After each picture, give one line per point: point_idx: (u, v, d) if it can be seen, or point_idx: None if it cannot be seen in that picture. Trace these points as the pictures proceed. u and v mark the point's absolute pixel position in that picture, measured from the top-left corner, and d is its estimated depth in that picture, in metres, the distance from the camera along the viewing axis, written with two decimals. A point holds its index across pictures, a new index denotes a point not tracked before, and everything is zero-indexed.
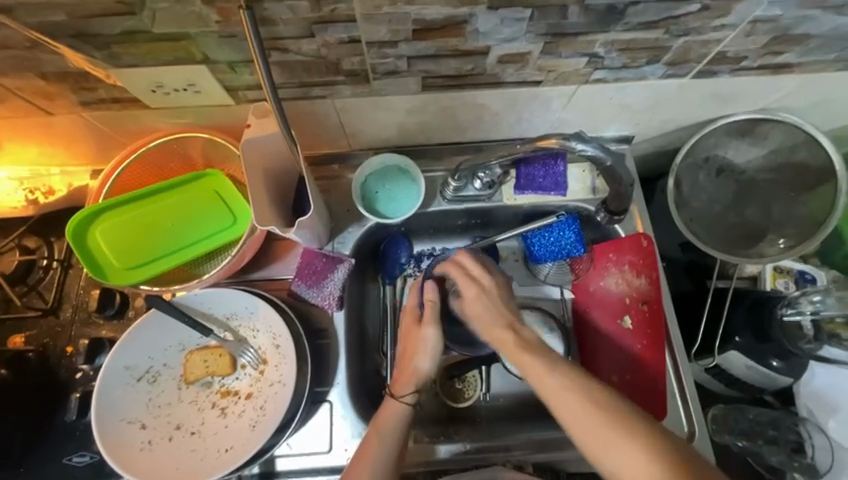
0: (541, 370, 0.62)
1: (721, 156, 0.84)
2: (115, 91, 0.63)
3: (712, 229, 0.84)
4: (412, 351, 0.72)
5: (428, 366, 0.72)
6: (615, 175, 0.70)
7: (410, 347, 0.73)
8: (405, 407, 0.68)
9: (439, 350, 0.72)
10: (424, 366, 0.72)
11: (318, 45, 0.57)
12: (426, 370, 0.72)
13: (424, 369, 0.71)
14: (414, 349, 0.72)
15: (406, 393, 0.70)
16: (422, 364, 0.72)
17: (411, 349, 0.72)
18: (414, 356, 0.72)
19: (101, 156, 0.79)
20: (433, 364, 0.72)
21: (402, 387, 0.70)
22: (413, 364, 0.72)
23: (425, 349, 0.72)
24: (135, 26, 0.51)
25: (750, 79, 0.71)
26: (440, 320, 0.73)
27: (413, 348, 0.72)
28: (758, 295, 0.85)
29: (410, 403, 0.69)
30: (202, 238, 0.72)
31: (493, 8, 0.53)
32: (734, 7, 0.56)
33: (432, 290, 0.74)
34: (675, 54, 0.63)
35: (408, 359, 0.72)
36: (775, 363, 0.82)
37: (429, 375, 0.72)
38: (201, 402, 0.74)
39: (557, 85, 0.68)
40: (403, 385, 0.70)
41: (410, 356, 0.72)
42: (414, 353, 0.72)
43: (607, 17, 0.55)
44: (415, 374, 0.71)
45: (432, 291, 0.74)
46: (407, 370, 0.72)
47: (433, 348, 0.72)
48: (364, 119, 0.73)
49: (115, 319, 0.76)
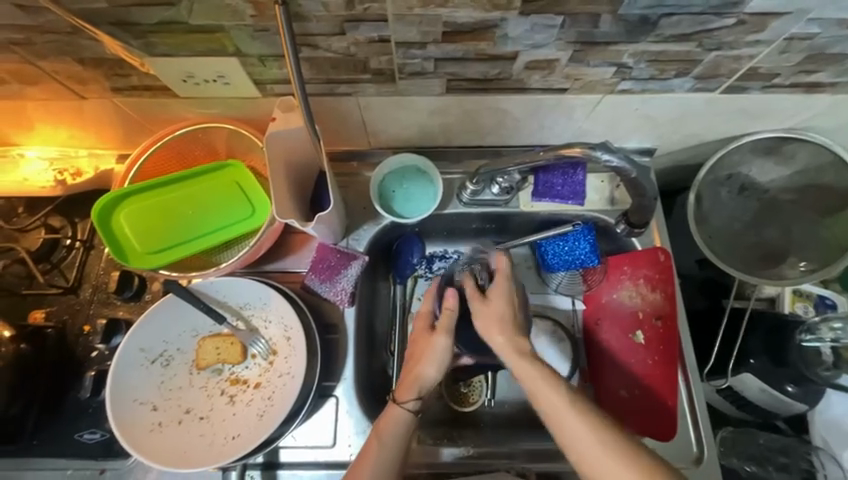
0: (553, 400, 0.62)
1: (745, 174, 0.83)
2: (147, 79, 0.64)
3: (732, 248, 0.83)
4: (419, 357, 0.70)
5: (433, 375, 0.69)
6: (638, 186, 0.69)
7: (419, 355, 0.71)
8: (405, 413, 0.67)
9: (447, 362, 0.70)
10: (429, 374, 0.69)
11: (348, 43, 0.57)
12: (430, 378, 0.69)
13: (429, 377, 0.69)
14: (421, 354, 0.70)
15: (408, 399, 0.68)
16: (427, 373, 0.69)
17: (418, 355, 0.71)
18: (419, 362, 0.70)
19: (127, 141, 0.81)
20: (438, 373, 0.69)
21: (404, 393, 0.68)
22: (418, 370, 0.70)
23: (433, 357, 0.69)
24: (173, 17, 0.52)
25: (781, 97, 0.69)
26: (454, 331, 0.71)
27: (420, 354, 0.70)
28: (776, 318, 0.83)
29: (410, 410, 0.67)
30: (221, 227, 0.73)
31: (525, 14, 0.53)
32: (770, 23, 0.55)
33: (452, 299, 0.71)
34: (705, 68, 0.62)
35: (414, 365, 0.70)
36: (790, 389, 0.79)
37: (434, 385, 0.70)
38: (211, 389, 0.75)
39: (582, 94, 0.68)
40: (405, 391, 0.68)
41: (417, 361, 0.70)
42: (420, 360, 0.70)
43: (639, 28, 0.55)
44: (419, 381, 0.69)
45: (453, 301, 0.72)
46: (410, 375, 0.70)
47: (441, 357, 0.69)
48: (386, 118, 0.74)
49: (132, 301, 0.77)
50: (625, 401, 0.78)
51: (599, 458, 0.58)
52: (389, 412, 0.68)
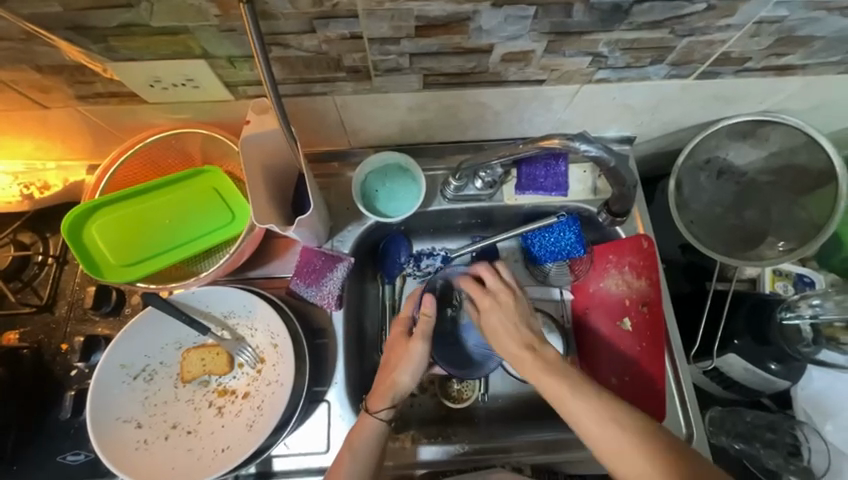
0: (541, 372, 0.66)
1: (722, 158, 0.85)
2: (111, 85, 0.61)
3: (711, 231, 0.85)
4: (394, 364, 0.71)
5: (408, 382, 0.71)
6: (616, 176, 0.69)
7: (396, 363, 0.71)
8: (377, 422, 0.67)
9: (422, 370, 0.71)
10: (405, 381, 0.70)
11: (319, 41, 0.55)
12: (406, 385, 0.70)
13: (404, 384, 0.70)
14: (397, 362, 0.71)
15: (382, 408, 0.68)
16: (402, 379, 0.70)
17: (394, 362, 0.72)
18: (395, 370, 0.71)
19: (97, 151, 0.78)
20: (413, 380, 0.71)
21: (377, 402, 0.69)
22: (393, 377, 0.70)
23: (407, 364, 0.71)
24: (133, 19, 0.50)
25: (753, 81, 0.70)
26: (430, 337, 0.72)
27: (396, 361, 0.71)
28: (757, 298, 0.85)
29: (384, 419, 0.68)
30: (200, 235, 0.71)
31: (497, 6, 0.51)
32: (741, 7, 0.54)
33: (429, 305, 0.73)
34: (679, 55, 0.62)
35: (389, 373, 0.71)
36: (773, 366, 0.81)
37: (408, 391, 0.70)
38: (198, 401, 0.73)
39: (559, 85, 0.68)
40: (379, 399, 0.69)
41: (395, 365, 0.71)
42: (395, 367, 0.71)
43: (611, 16, 0.54)
44: (394, 388, 0.69)
45: (429, 306, 0.73)
46: (386, 382, 0.70)
47: (416, 364, 0.70)
48: (366, 117, 0.73)
49: (111, 316, 0.75)
50: (616, 388, 0.79)
51: (605, 432, 0.59)
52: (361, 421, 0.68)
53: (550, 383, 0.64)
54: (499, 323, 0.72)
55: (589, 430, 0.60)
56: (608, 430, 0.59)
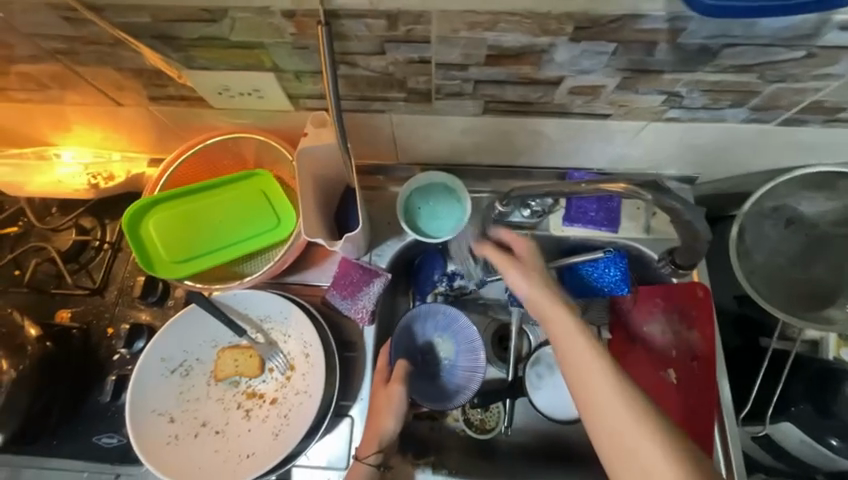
0: (564, 326, 0.62)
1: (792, 208, 0.79)
2: (183, 89, 0.64)
3: (773, 284, 0.80)
4: (377, 411, 0.70)
5: (392, 427, 0.69)
6: (689, 228, 0.64)
7: (377, 411, 0.70)
8: (367, 468, 0.67)
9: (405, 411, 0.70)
10: (390, 427, 0.69)
11: (387, 63, 0.54)
12: (390, 431, 0.69)
13: (388, 430, 0.69)
14: (379, 409, 0.70)
15: (369, 454, 0.68)
16: (386, 425, 0.69)
17: (376, 409, 0.70)
18: (378, 416, 0.70)
19: (159, 146, 0.81)
20: (398, 425, 0.70)
21: (366, 448, 0.69)
22: (377, 424, 0.70)
23: (390, 409, 0.70)
24: (214, 32, 0.51)
25: (842, 132, 0.64)
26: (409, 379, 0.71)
27: (377, 408, 0.70)
28: (822, 365, 0.76)
29: (373, 464, 0.68)
30: (247, 239, 0.72)
31: (576, 41, 0.49)
32: (845, 58, 0.49)
33: None
34: (763, 100, 0.58)
35: (373, 420, 0.70)
36: (834, 442, 0.75)
37: (395, 435, 0.70)
38: (227, 401, 0.73)
39: (625, 121, 0.65)
40: (366, 447, 0.69)
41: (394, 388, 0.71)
42: (378, 413, 0.70)
43: (697, 58, 0.50)
44: (379, 434, 0.69)
45: None
46: (371, 429, 0.70)
47: (399, 409, 0.70)
48: (419, 135, 0.72)
49: (155, 306, 0.78)
50: None
51: (617, 411, 0.55)
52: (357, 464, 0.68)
53: (569, 341, 0.61)
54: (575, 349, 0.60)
55: (604, 421, 0.56)
56: (622, 413, 0.55)
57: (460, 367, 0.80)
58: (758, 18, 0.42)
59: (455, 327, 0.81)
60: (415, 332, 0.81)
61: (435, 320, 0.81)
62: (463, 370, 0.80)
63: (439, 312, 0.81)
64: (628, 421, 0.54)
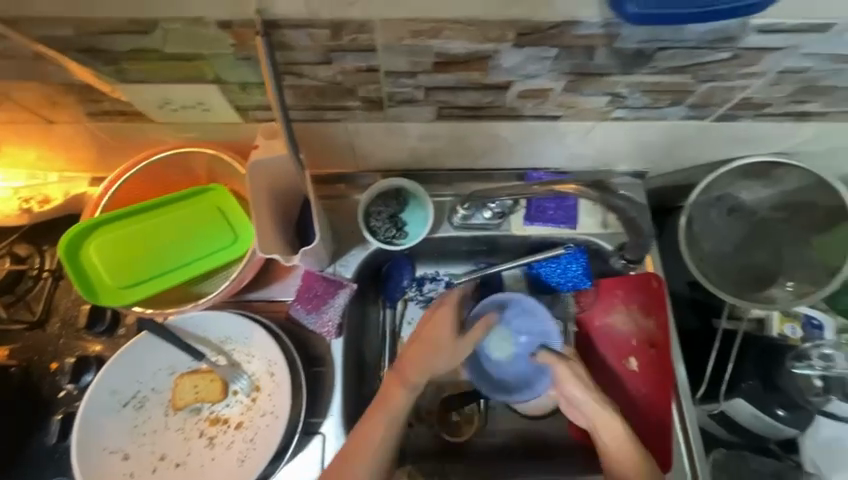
0: (419, 341, 0.72)
1: (734, 196, 0.84)
2: (119, 104, 0.60)
3: (721, 269, 0.84)
4: (430, 342, 0.72)
5: (440, 366, 0.72)
6: (634, 225, 0.75)
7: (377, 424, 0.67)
8: (406, 391, 0.69)
9: (456, 356, 0.73)
10: (440, 364, 0.72)
11: (335, 72, 0.53)
12: (438, 368, 0.72)
13: (438, 367, 0.71)
14: (430, 344, 0.72)
15: (415, 378, 0.70)
16: (437, 363, 0.72)
17: (430, 340, 0.72)
18: (430, 352, 0.72)
19: (101, 164, 0.76)
20: (449, 364, 0.72)
21: (409, 374, 0.70)
22: (430, 356, 0.72)
23: (446, 340, 0.73)
24: (146, 45, 0.48)
25: (771, 126, 0.69)
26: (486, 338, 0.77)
27: (432, 346, 0.72)
28: (765, 342, 0.83)
29: (415, 391, 0.69)
30: (201, 258, 0.69)
31: (519, 46, 0.49)
32: (765, 57, 0.53)
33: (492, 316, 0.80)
34: (699, 98, 0.61)
35: (425, 352, 0.71)
36: (779, 413, 0.80)
37: (438, 374, 0.72)
38: (188, 431, 0.69)
39: (574, 121, 0.66)
40: (413, 371, 0.70)
41: (424, 352, 0.71)
42: (431, 350, 0.72)
43: (634, 60, 0.52)
44: (429, 366, 0.71)
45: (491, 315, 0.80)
46: (418, 354, 0.71)
47: (458, 353, 0.73)
48: (376, 143, 0.72)
49: (104, 335, 0.73)
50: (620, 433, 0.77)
51: (616, 430, 0.70)
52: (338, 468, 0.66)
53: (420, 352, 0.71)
54: (579, 388, 0.73)
55: (605, 435, 0.70)
56: (622, 437, 0.69)
57: (526, 358, 0.83)
58: (685, 23, 0.43)
59: (539, 322, 0.82)
60: (493, 315, 0.83)
61: (501, 310, 0.83)
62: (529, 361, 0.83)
63: (520, 303, 0.83)
64: (625, 438, 0.69)
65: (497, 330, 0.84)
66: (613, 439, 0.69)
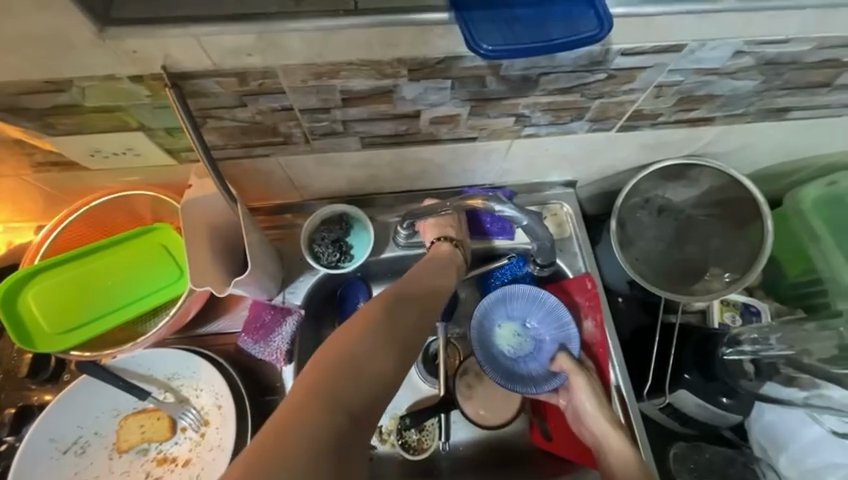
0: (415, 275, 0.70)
1: (660, 197, 0.90)
2: (52, 155, 0.63)
3: (656, 267, 0.89)
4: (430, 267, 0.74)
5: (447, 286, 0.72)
6: (534, 231, 0.72)
7: (392, 306, 0.61)
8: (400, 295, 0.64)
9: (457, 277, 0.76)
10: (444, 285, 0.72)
11: (252, 113, 0.58)
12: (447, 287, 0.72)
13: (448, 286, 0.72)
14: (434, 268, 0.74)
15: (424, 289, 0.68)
16: (443, 282, 0.72)
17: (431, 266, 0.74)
18: (432, 274, 0.72)
19: (45, 213, 0.78)
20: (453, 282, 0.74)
21: (414, 286, 0.68)
22: (434, 276, 0.72)
23: (445, 267, 0.75)
24: (67, 101, 0.52)
25: (670, 132, 0.76)
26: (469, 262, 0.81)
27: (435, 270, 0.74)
28: (701, 333, 0.87)
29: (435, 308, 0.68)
30: (143, 296, 0.70)
31: (415, 80, 0.55)
32: (638, 75, 0.60)
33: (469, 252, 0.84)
34: (595, 113, 0.67)
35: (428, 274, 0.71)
36: (724, 400, 0.84)
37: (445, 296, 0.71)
38: (134, 473, 0.70)
39: (492, 140, 0.72)
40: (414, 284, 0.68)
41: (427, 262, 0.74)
42: (425, 275, 0.71)
43: (523, 85, 0.59)
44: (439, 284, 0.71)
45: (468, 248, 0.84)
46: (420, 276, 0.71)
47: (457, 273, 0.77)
48: (313, 173, 0.75)
49: (48, 383, 0.73)
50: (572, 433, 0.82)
51: (614, 438, 0.72)
52: (354, 323, 0.57)
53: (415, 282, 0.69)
54: (588, 400, 0.77)
55: (607, 441, 0.72)
56: (617, 442, 0.72)
57: (539, 356, 0.85)
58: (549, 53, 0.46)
59: (559, 324, 0.84)
60: (507, 312, 0.86)
61: (523, 305, 0.85)
62: (543, 362, 0.85)
63: (543, 300, 0.84)
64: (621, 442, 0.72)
65: (517, 326, 0.86)
66: (612, 444, 0.72)
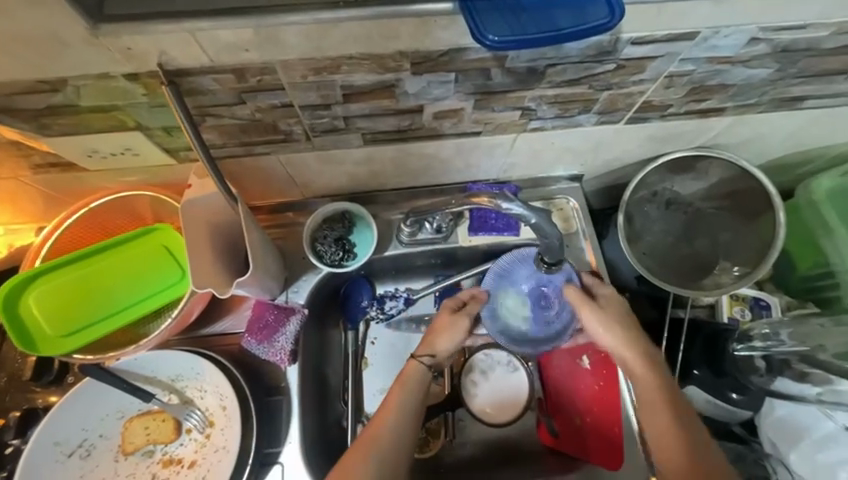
0: (436, 332, 0.76)
1: (669, 190, 0.88)
2: (50, 156, 0.62)
3: (665, 261, 0.87)
4: (438, 329, 0.76)
5: (446, 349, 0.75)
6: (541, 229, 0.63)
7: (408, 386, 0.71)
8: (421, 366, 0.73)
9: (461, 340, 0.76)
10: (444, 346, 0.75)
11: (251, 110, 0.56)
12: (442, 351, 0.75)
13: (443, 348, 0.75)
14: (441, 328, 0.76)
15: (425, 355, 0.74)
16: (442, 345, 0.75)
17: (438, 327, 0.76)
18: (439, 334, 0.75)
19: (45, 215, 0.77)
20: (451, 347, 0.75)
21: (422, 350, 0.75)
22: (435, 340, 0.75)
23: (452, 334, 0.76)
24: (62, 101, 0.51)
25: (680, 123, 0.74)
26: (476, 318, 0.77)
27: (440, 328, 0.76)
28: (712, 328, 0.85)
29: (427, 363, 0.74)
30: (144, 299, 0.69)
31: (418, 73, 0.53)
32: (648, 65, 0.58)
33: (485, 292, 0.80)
34: (603, 105, 0.65)
35: (434, 334, 0.76)
36: (734, 396, 0.82)
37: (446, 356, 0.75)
38: (140, 475, 0.70)
39: (496, 135, 0.70)
40: (425, 348, 0.75)
41: (434, 334, 0.76)
42: (438, 332, 0.76)
43: (529, 77, 0.57)
44: (433, 347, 0.75)
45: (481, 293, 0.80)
46: (426, 341, 0.76)
47: (457, 334, 0.76)
48: (314, 171, 0.74)
49: (53, 385, 0.72)
50: (580, 428, 0.83)
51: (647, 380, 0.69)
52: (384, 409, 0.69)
53: (432, 344, 0.75)
54: (606, 335, 0.73)
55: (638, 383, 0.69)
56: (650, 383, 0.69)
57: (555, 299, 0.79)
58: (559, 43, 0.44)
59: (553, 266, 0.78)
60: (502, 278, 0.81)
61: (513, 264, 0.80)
62: (555, 310, 0.80)
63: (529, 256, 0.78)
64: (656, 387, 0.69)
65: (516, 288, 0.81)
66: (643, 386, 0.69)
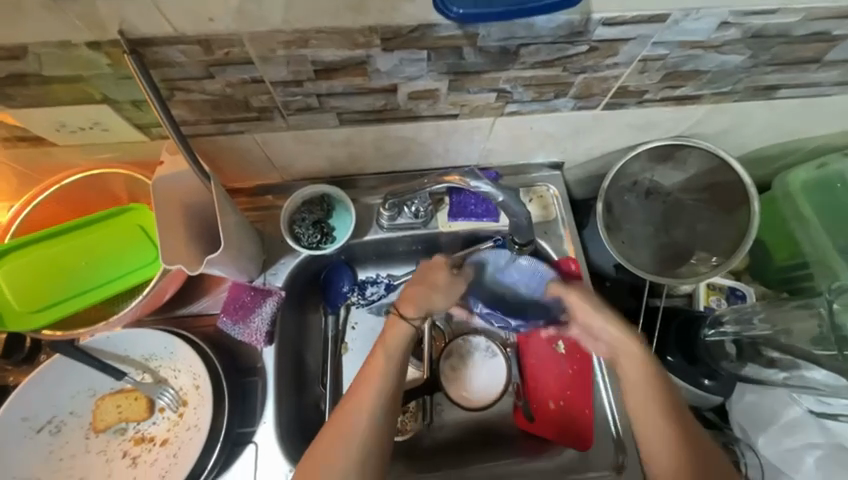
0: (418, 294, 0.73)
1: (648, 180, 0.88)
2: (16, 130, 0.61)
3: (643, 250, 0.88)
4: (429, 289, 0.74)
5: (442, 304, 0.75)
6: (508, 207, 0.65)
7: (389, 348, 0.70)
8: (410, 325, 0.72)
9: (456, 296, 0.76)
10: (438, 303, 0.75)
11: (222, 85, 0.56)
12: (439, 308, 0.75)
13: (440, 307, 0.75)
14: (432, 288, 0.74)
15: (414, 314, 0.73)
16: (437, 302, 0.75)
17: (429, 284, 0.74)
18: (432, 293, 0.74)
19: (16, 193, 0.76)
20: (446, 303, 0.75)
21: (409, 307, 0.73)
22: (430, 300, 0.74)
23: (445, 292, 0.75)
24: (24, 69, 0.50)
25: (657, 111, 0.74)
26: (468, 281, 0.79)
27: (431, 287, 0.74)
28: (686, 315, 0.88)
29: (415, 325, 0.73)
30: (117, 277, 0.69)
31: (389, 50, 0.53)
32: (621, 48, 0.58)
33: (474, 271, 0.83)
34: (578, 89, 0.65)
35: (428, 290, 0.74)
36: (706, 382, 0.84)
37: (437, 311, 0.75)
38: (111, 452, 0.71)
39: (473, 118, 0.70)
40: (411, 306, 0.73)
41: (426, 292, 0.74)
42: (429, 291, 0.74)
43: (502, 57, 0.57)
44: (429, 304, 0.74)
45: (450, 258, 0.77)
46: (419, 294, 0.73)
47: (453, 294, 0.76)
48: (292, 152, 0.73)
49: (24, 364, 0.72)
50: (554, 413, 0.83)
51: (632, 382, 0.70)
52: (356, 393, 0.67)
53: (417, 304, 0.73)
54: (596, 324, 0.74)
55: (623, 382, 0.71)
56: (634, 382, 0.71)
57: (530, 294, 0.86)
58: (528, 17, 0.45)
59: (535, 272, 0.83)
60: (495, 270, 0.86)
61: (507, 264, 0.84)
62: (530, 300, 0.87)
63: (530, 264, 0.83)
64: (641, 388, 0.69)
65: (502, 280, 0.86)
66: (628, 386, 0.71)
